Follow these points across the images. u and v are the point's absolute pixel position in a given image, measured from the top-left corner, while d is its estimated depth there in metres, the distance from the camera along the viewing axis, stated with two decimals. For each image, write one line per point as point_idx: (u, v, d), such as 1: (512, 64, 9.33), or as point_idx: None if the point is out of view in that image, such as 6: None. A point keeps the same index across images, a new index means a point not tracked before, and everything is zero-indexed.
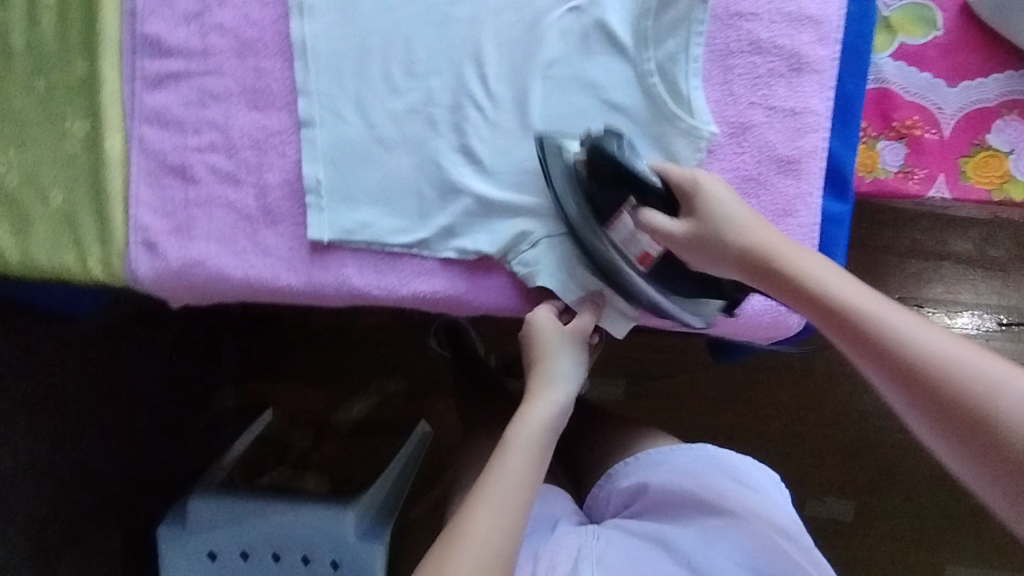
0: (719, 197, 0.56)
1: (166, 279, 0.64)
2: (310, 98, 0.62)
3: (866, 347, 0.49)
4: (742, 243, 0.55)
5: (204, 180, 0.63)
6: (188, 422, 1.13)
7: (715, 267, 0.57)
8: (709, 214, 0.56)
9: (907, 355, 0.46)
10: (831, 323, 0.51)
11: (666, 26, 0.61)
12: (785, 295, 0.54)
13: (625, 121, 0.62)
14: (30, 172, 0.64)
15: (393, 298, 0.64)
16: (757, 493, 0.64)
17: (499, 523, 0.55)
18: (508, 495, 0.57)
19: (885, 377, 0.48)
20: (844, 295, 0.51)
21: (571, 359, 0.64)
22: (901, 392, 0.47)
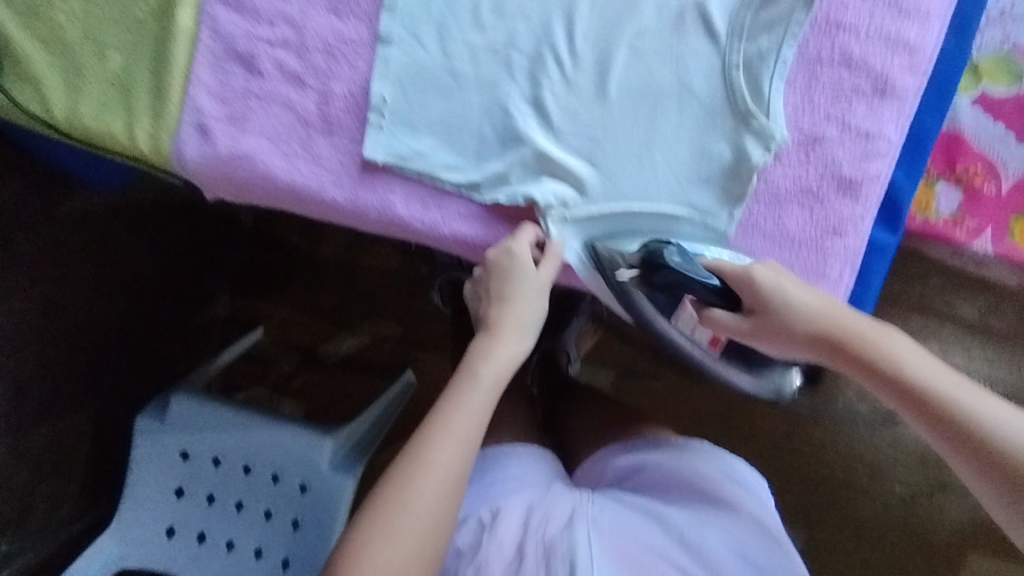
0: (783, 284, 0.57)
1: (210, 166, 0.63)
2: (393, 15, 0.61)
3: (952, 436, 0.51)
4: (811, 323, 0.56)
5: (268, 75, 0.62)
6: (176, 320, 1.11)
7: (779, 346, 0.58)
8: (782, 305, 0.56)
9: (998, 449, 0.49)
10: (899, 397, 0.54)
11: (764, 22, 0.60)
12: (868, 379, 0.55)
13: (699, 106, 0.61)
14: (93, 28, 0.63)
15: (430, 235, 0.64)
16: (749, 495, 0.65)
17: (467, 445, 0.55)
18: (478, 414, 0.56)
19: (967, 467, 0.51)
20: (913, 368, 0.54)
21: (538, 295, 0.61)
22: (988, 483, 0.50)
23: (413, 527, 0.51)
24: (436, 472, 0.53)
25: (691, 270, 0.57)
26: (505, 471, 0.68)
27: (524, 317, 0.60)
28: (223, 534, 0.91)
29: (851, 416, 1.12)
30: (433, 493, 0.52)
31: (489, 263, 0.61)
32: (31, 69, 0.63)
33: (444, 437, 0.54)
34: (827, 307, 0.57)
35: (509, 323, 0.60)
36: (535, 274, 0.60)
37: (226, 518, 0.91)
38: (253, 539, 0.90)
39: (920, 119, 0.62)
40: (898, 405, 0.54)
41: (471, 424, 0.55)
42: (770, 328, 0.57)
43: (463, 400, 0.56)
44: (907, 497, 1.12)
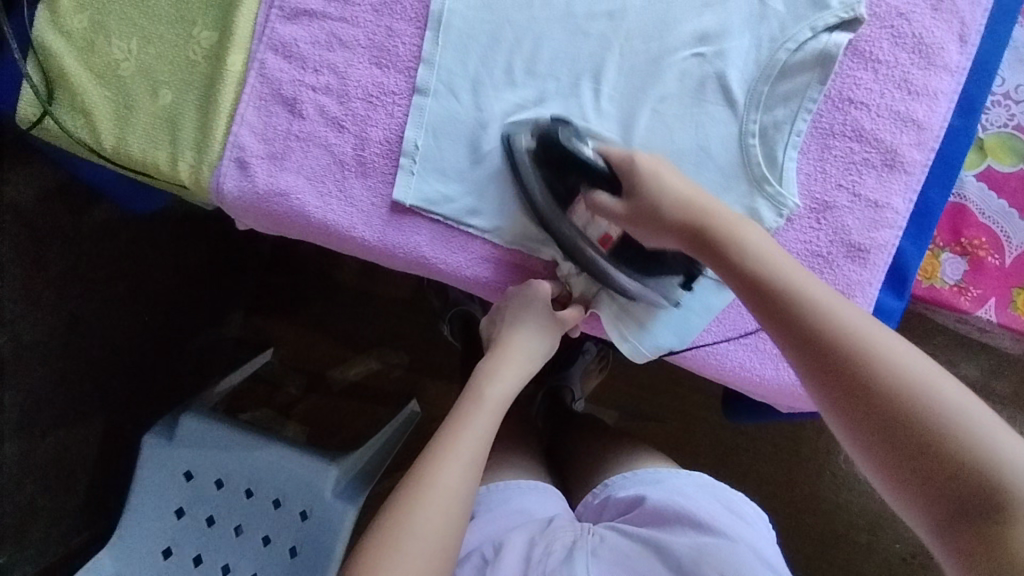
0: (658, 171, 0.58)
1: (248, 200, 0.66)
2: (431, 69, 0.65)
3: (794, 331, 0.49)
4: (679, 207, 0.56)
5: (309, 118, 0.65)
6: (189, 338, 1.12)
7: (654, 232, 0.58)
8: (654, 191, 0.57)
9: (834, 345, 0.47)
10: (750, 287, 0.52)
11: (780, 95, 0.63)
12: (722, 269, 0.54)
13: (718, 168, 0.63)
14: (148, 66, 0.67)
15: (453, 276, 0.67)
16: (746, 524, 0.66)
17: (472, 459, 0.58)
18: (481, 433, 0.60)
19: (802, 365, 0.48)
20: (768, 262, 0.53)
21: (547, 324, 0.65)
22: (808, 370, 0.48)
23: (422, 548, 0.52)
24: (443, 486, 0.55)
25: (576, 147, 0.61)
26: (507, 509, 0.70)
27: (529, 347, 0.66)
28: (221, 557, 0.92)
29: (852, 471, 1.12)
30: (439, 507, 0.54)
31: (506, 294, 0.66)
32: (85, 99, 0.67)
33: (451, 453, 0.57)
34: (700, 199, 0.56)
35: (514, 350, 0.65)
36: (552, 313, 0.66)
37: (225, 543, 0.92)
38: (252, 563, 0.91)
39: (926, 194, 0.65)
40: (748, 301, 0.53)
41: (476, 440, 0.59)
42: (642, 210, 0.58)
43: (468, 418, 0.60)
44: (907, 555, 1.12)
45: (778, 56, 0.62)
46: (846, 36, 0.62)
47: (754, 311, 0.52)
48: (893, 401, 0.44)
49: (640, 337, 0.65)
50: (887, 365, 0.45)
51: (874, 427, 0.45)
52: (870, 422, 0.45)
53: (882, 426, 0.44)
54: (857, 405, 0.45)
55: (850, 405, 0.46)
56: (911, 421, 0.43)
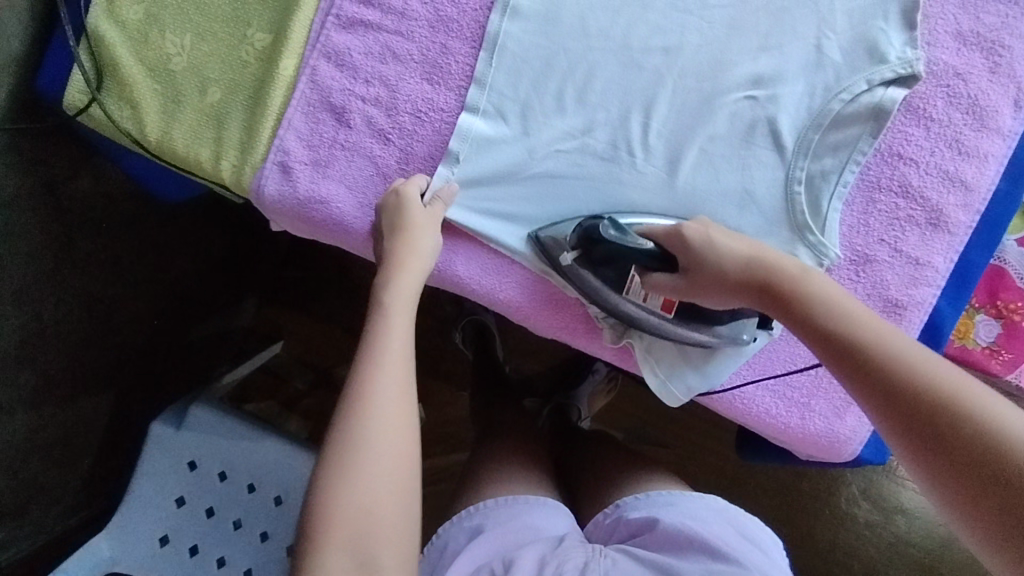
0: (714, 236, 0.58)
1: (287, 204, 0.65)
2: (482, 90, 0.64)
3: (870, 377, 0.45)
4: (739, 262, 0.56)
5: (356, 128, 0.65)
6: (196, 324, 1.09)
7: (719, 295, 0.57)
8: (711, 257, 0.57)
9: (916, 390, 0.43)
10: (816, 338, 0.50)
11: (830, 144, 0.63)
12: (788, 320, 0.52)
13: (761, 213, 0.63)
14: (199, 63, 0.67)
15: (486, 297, 0.66)
16: (763, 553, 0.63)
17: (403, 362, 0.52)
18: (403, 332, 0.54)
19: (881, 416, 0.44)
20: (835, 311, 0.50)
21: (431, 223, 0.61)
22: (882, 418, 0.44)
23: (378, 462, 0.47)
24: (382, 401, 0.49)
25: (615, 235, 0.60)
26: (516, 525, 0.67)
27: (426, 246, 0.60)
28: (217, 551, 0.91)
29: (852, 512, 1.12)
30: (390, 426, 0.49)
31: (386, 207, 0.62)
32: (134, 90, 0.67)
33: (380, 367, 0.51)
34: (761, 257, 0.56)
35: (412, 254, 0.59)
36: (422, 207, 0.61)
37: (221, 536, 0.91)
38: (249, 560, 0.91)
39: (966, 256, 0.65)
40: (819, 352, 0.50)
41: (398, 342, 0.53)
42: (701, 273, 0.58)
43: (383, 329, 0.53)
44: None
45: (831, 105, 0.62)
46: (901, 92, 0.61)
47: (821, 357, 0.49)
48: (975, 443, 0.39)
49: (673, 375, 0.65)
50: (966, 408, 0.40)
51: (964, 484, 0.39)
52: (961, 480, 0.39)
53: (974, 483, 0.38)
54: (937, 452, 0.40)
55: (928, 454, 0.41)
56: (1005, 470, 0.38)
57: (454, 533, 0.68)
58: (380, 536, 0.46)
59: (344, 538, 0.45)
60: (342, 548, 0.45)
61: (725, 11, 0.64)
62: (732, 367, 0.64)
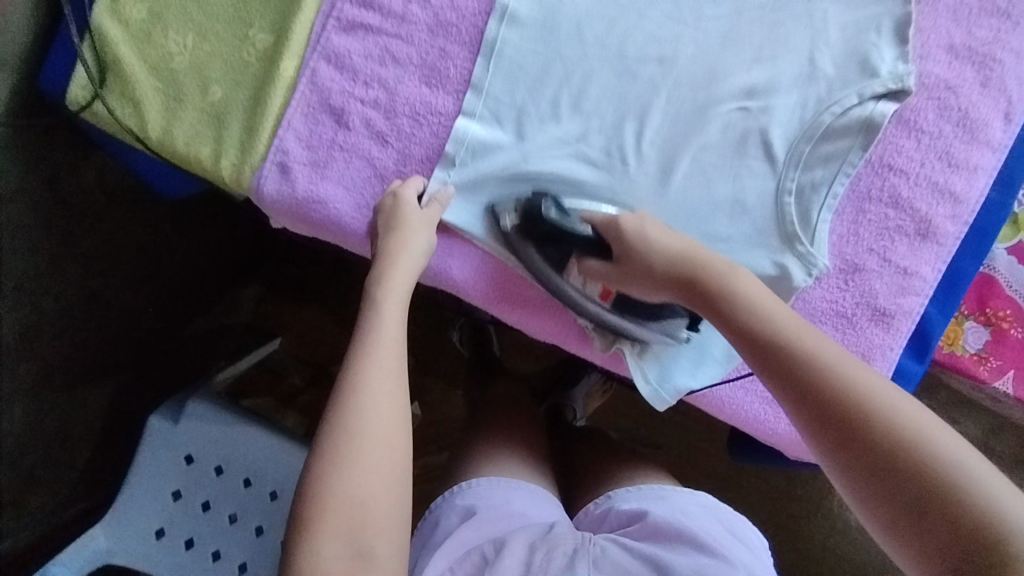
0: (648, 229, 0.60)
1: (285, 204, 0.66)
2: (479, 94, 0.65)
3: (789, 377, 0.47)
4: (671, 261, 0.58)
5: (355, 129, 0.66)
6: (190, 319, 1.12)
7: (652, 287, 0.60)
8: (643, 250, 0.59)
9: (828, 389, 0.45)
10: (739, 337, 0.52)
11: (821, 156, 0.64)
12: (716, 317, 0.54)
13: (751, 223, 0.64)
14: (201, 62, 0.67)
15: (480, 300, 0.67)
16: (748, 550, 0.64)
17: (395, 357, 0.53)
18: (394, 329, 0.55)
19: (801, 415, 0.46)
20: (758, 312, 0.52)
21: (427, 226, 0.62)
22: (798, 417, 0.46)
23: (370, 452, 0.48)
24: (375, 394, 0.51)
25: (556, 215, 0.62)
26: (507, 510, 0.69)
27: (419, 246, 0.61)
28: (212, 543, 0.92)
29: (844, 517, 1.12)
30: (382, 418, 0.50)
31: (381, 207, 0.63)
32: (136, 88, 0.67)
33: (372, 360, 0.52)
34: (687, 253, 0.58)
35: (403, 252, 0.60)
36: (419, 210, 0.62)
37: (218, 528, 0.93)
38: (244, 551, 0.92)
39: (956, 264, 0.66)
40: (742, 350, 0.52)
41: (389, 338, 0.54)
42: (634, 266, 0.60)
43: (376, 325, 0.55)
44: None
45: (823, 117, 0.63)
46: (891, 106, 0.62)
47: (745, 357, 0.51)
48: (881, 441, 0.42)
49: (662, 378, 0.66)
50: (876, 408, 0.43)
51: (872, 476, 0.42)
52: (874, 479, 0.42)
53: (881, 475, 0.41)
54: (847, 450, 0.43)
55: (840, 451, 0.43)
56: (908, 468, 0.41)
57: (447, 511, 0.70)
58: (373, 524, 0.46)
59: (337, 524, 0.46)
60: (335, 534, 0.45)
61: (721, 23, 0.65)
62: (718, 371, 0.66)
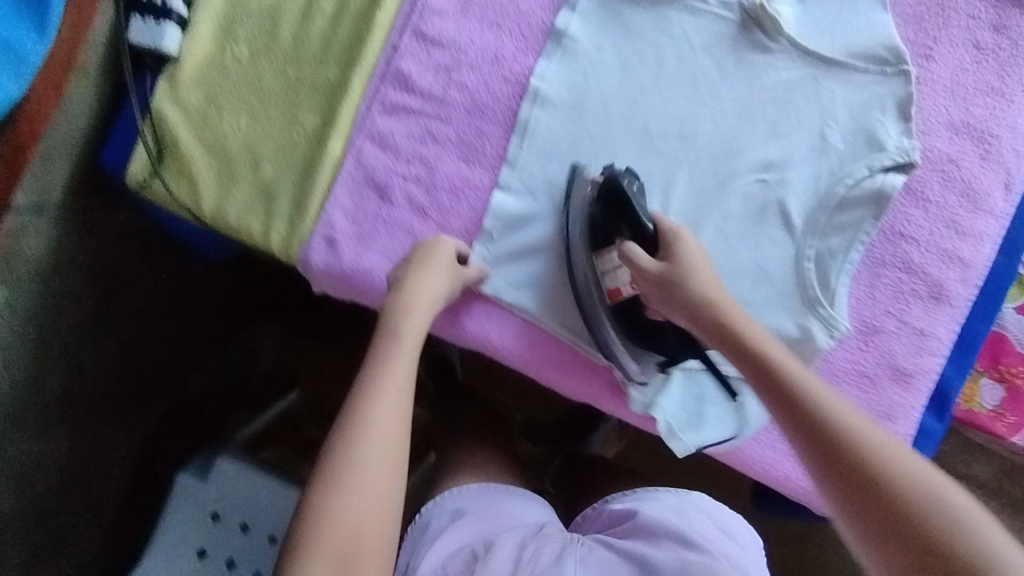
0: (690, 252, 0.62)
1: (332, 274, 0.70)
2: (514, 170, 0.70)
3: (810, 426, 0.49)
4: (698, 294, 0.60)
5: (398, 203, 0.70)
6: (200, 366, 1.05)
7: (672, 310, 0.61)
8: (683, 271, 0.61)
9: (849, 442, 0.48)
10: (761, 380, 0.54)
11: (836, 225, 0.68)
12: (736, 359, 0.56)
13: (774, 288, 0.68)
14: (252, 141, 0.72)
15: (519, 363, 0.70)
16: (735, 545, 0.65)
17: (404, 391, 0.56)
18: (404, 367, 0.58)
19: (820, 465, 0.48)
20: (777, 360, 0.54)
21: (448, 267, 0.65)
22: (818, 464, 0.48)
23: (370, 480, 0.51)
24: (382, 428, 0.53)
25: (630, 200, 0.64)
26: (497, 512, 0.70)
27: (435, 284, 0.64)
28: None
29: None
30: (384, 452, 0.53)
31: (418, 246, 0.67)
32: (192, 167, 0.71)
33: (382, 393, 0.55)
34: (719, 314, 0.58)
35: (422, 292, 0.63)
36: (450, 262, 0.66)
37: None
38: None
39: (970, 324, 0.69)
40: (762, 394, 0.54)
41: (400, 371, 0.57)
42: (667, 283, 0.61)
43: (391, 360, 0.58)
44: None
45: (836, 189, 0.68)
46: (900, 177, 0.67)
47: (766, 401, 0.53)
48: (896, 495, 0.45)
49: (696, 438, 0.69)
50: (892, 464, 0.46)
51: (888, 529, 0.44)
52: (888, 532, 0.44)
53: (904, 550, 0.43)
54: (864, 501, 0.46)
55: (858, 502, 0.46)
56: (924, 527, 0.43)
57: (437, 510, 0.71)
58: (366, 551, 0.49)
59: (333, 547, 0.48)
60: (329, 557, 0.48)
61: (737, 103, 0.69)
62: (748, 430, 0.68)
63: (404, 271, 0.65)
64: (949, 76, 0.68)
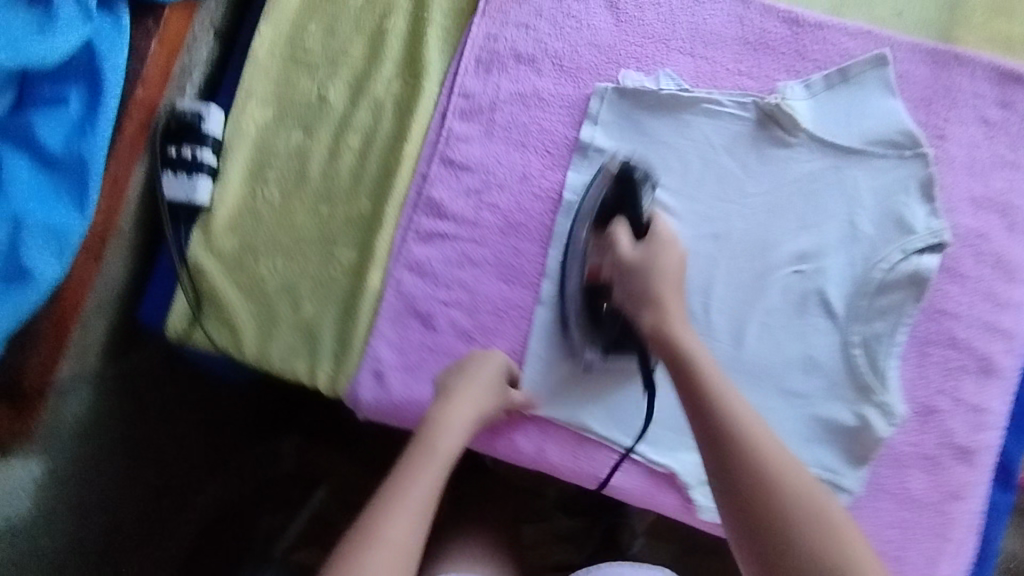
0: (665, 258, 0.64)
1: (384, 408, 0.70)
2: (555, 285, 0.71)
3: (733, 455, 0.51)
4: (652, 290, 0.62)
5: (442, 330, 0.70)
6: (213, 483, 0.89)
7: (626, 299, 0.64)
8: (645, 269, 0.63)
9: (765, 479, 0.50)
10: (690, 395, 0.56)
11: (878, 308, 0.69)
12: (673, 371, 0.58)
13: (825, 378, 0.69)
14: (291, 282, 0.72)
15: (579, 478, 0.69)
16: None
17: (427, 505, 0.54)
18: (432, 482, 0.55)
19: (735, 494, 0.50)
20: (711, 378, 0.56)
21: (496, 386, 0.65)
22: (730, 489, 0.51)
23: None
24: (388, 543, 0.50)
25: (637, 188, 0.68)
26: None
27: (483, 402, 0.63)
28: None
29: None
30: (393, 557, 0.50)
31: (472, 353, 0.68)
32: (233, 315, 0.71)
33: (397, 508, 0.52)
34: (666, 338, 0.60)
35: (463, 404, 0.62)
36: (499, 381, 0.65)
37: None
38: None
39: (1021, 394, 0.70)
40: (691, 410, 0.55)
41: (426, 488, 0.54)
42: (627, 272, 0.64)
43: (418, 470, 0.56)
44: None
45: (873, 275, 0.69)
46: (934, 258, 0.69)
47: (690, 416, 0.55)
48: (800, 539, 0.48)
49: None
50: (802, 509, 0.49)
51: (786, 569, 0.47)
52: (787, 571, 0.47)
53: None
54: (770, 535, 0.49)
55: (762, 535, 0.49)
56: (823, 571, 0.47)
57: None
58: None
59: None
60: None
61: (765, 199, 0.71)
62: None
63: (449, 384, 0.64)
64: (964, 154, 0.70)
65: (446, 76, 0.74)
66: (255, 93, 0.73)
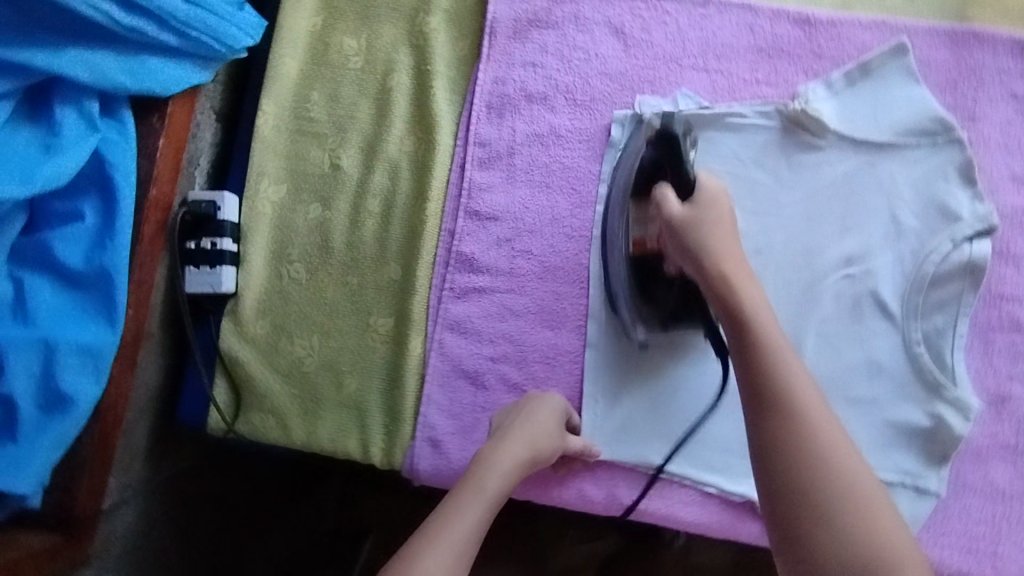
0: (717, 217, 0.57)
1: (444, 475, 0.67)
2: (601, 324, 0.68)
3: (775, 399, 0.50)
4: (703, 249, 0.55)
5: (493, 387, 0.68)
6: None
7: (675, 257, 0.58)
8: (694, 232, 0.56)
9: (808, 427, 0.49)
10: (736, 334, 0.53)
11: (935, 302, 0.67)
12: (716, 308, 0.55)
13: (892, 380, 0.66)
14: (330, 358, 0.70)
15: (655, 519, 0.67)
16: None
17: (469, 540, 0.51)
18: (477, 520, 0.53)
19: (774, 435, 0.50)
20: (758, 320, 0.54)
21: (554, 432, 0.62)
22: (770, 427, 0.50)
23: None
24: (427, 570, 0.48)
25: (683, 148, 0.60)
26: None
27: (537, 445, 0.60)
28: None
29: None
30: None
31: (529, 394, 0.65)
32: (275, 402, 0.69)
33: (434, 542, 0.50)
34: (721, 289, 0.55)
35: (516, 442, 0.59)
36: (555, 423, 0.62)
37: None
38: None
39: None
40: (737, 353, 0.53)
41: (465, 521, 0.52)
42: (679, 232, 0.57)
43: (462, 502, 0.53)
44: None
45: (926, 268, 0.67)
46: (986, 244, 0.67)
47: (736, 356, 0.53)
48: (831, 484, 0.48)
49: None
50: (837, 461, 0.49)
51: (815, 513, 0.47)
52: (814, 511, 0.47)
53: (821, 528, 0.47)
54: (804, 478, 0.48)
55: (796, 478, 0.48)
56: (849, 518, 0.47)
57: None
58: None
59: None
60: None
61: (801, 206, 0.69)
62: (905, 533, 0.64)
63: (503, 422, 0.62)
64: (998, 132, 0.69)
65: (459, 128, 0.72)
66: (267, 172, 0.71)
